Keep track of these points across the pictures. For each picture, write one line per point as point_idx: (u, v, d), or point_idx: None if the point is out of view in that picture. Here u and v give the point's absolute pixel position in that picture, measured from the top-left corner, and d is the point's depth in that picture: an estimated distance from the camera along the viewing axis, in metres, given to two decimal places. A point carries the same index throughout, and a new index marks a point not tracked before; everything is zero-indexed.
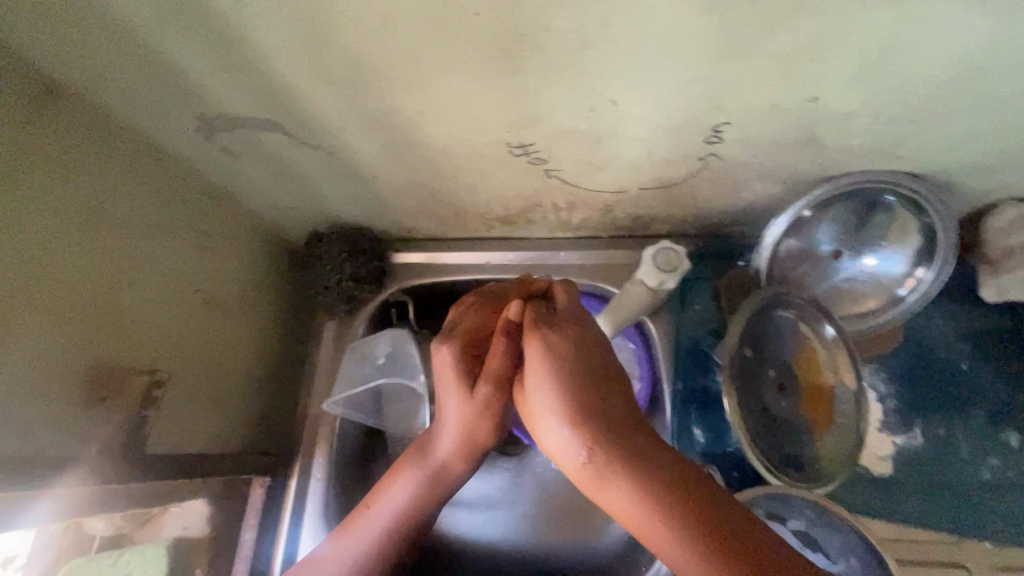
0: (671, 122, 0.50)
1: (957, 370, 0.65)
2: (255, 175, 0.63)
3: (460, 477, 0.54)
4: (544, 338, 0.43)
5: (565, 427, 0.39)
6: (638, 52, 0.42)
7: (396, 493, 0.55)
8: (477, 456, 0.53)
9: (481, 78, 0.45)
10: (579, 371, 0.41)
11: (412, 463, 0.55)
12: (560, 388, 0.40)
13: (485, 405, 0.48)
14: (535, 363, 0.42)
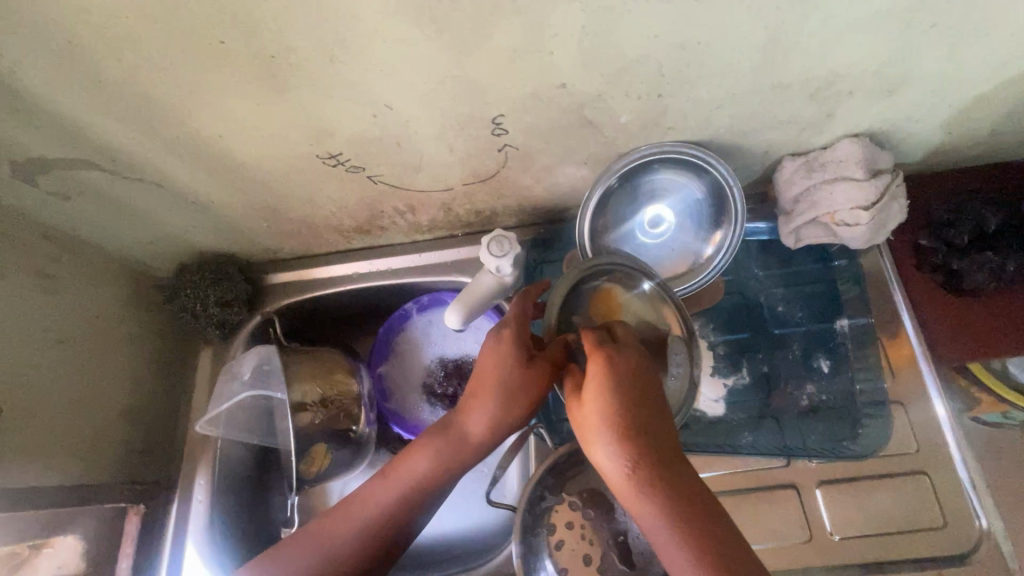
0: (451, 122, 0.56)
1: (774, 313, 0.73)
2: (96, 218, 0.66)
3: (474, 450, 0.59)
4: (606, 373, 0.47)
5: (615, 447, 0.45)
6: (387, 61, 0.47)
7: (411, 468, 0.59)
8: (496, 434, 0.59)
9: (261, 99, 0.50)
10: (636, 393, 0.47)
11: (433, 436, 0.60)
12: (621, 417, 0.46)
13: (525, 379, 0.55)
14: (599, 389, 0.47)
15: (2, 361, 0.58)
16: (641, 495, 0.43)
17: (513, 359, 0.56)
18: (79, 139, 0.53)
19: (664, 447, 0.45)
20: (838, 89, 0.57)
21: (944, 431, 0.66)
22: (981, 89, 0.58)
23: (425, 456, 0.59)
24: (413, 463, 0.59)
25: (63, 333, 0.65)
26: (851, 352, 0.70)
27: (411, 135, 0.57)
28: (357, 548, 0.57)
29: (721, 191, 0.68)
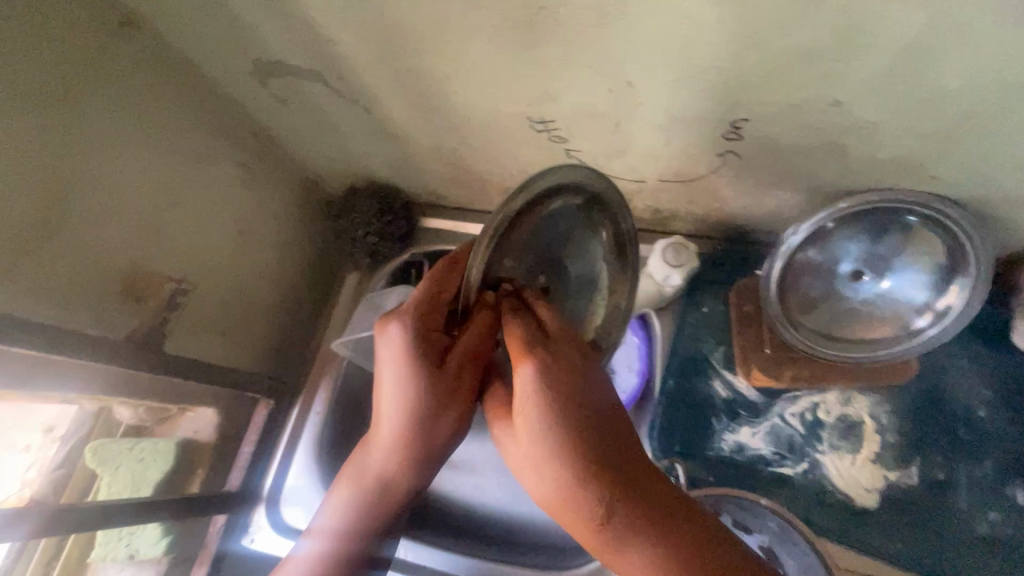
0: (686, 117, 0.51)
1: (971, 417, 0.61)
2: (297, 127, 0.69)
3: (404, 481, 0.49)
4: (531, 386, 0.38)
5: (553, 483, 0.36)
6: (656, 36, 0.42)
7: (334, 509, 0.51)
8: (428, 458, 0.48)
9: (504, 49, 0.47)
10: (578, 417, 0.38)
11: (353, 475, 0.50)
12: (539, 440, 0.37)
13: (448, 389, 0.45)
14: (525, 415, 0.38)
15: (197, 240, 0.62)
16: (630, 551, 0.35)
17: (410, 369, 0.44)
18: (317, 51, 0.53)
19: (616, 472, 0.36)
20: None
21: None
22: None
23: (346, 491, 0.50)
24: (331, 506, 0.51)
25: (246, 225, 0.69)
26: None
27: (635, 118, 0.53)
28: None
29: (960, 258, 0.56)
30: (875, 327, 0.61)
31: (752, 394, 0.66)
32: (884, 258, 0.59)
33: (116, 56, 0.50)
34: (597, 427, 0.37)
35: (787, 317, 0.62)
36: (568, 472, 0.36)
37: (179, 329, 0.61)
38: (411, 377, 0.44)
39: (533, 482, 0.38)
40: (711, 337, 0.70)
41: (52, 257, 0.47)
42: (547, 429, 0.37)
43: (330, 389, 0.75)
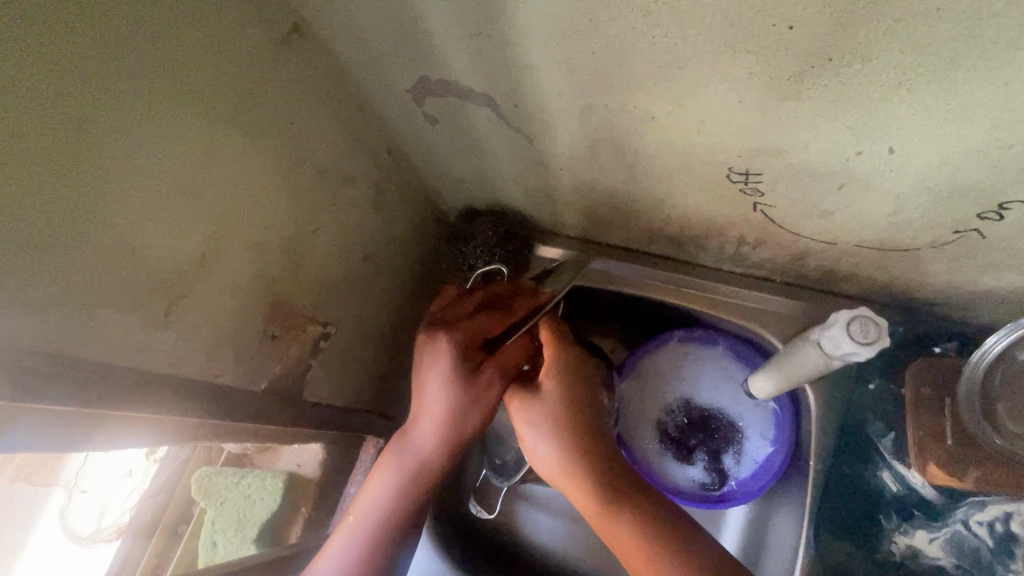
0: (940, 190, 0.42)
1: None
2: (435, 147, 0.62)
3: (437, 470, 0.56)
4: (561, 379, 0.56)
5: (561, 450, 0.53)
6: (969, 102, 0.34)
7: (374, 490, 0.57)
8: (454, 448, 0.56)
9: (745, 99, 0.40)
10: (580, 406, 0.55)
11: (391, 463, 0.57)
12: (559, 422, 0.54)
13: (480, 390, 0.54)
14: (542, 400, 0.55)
15: (328, 267, 0.57)
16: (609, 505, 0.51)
17: (450, 371, 0.54)
18: (500, 76, 0.46)
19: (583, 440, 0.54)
20: None
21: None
22: None
23: (384, 477, 0.56)
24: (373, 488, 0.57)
25: (372, 250, 0.64)
26: None
27: (869, 184, 0.45)
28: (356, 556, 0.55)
29: None
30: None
31: (932, 494, 0.58)
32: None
33: (280, 70, 0.45)
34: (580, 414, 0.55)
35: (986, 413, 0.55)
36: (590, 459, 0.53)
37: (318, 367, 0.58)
38: (462, 384, 0.54)
39: (542, 454, 0.54)
40: (877, 420, 0.62)
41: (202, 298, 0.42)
42: (576, 427, 0.54)
43: None
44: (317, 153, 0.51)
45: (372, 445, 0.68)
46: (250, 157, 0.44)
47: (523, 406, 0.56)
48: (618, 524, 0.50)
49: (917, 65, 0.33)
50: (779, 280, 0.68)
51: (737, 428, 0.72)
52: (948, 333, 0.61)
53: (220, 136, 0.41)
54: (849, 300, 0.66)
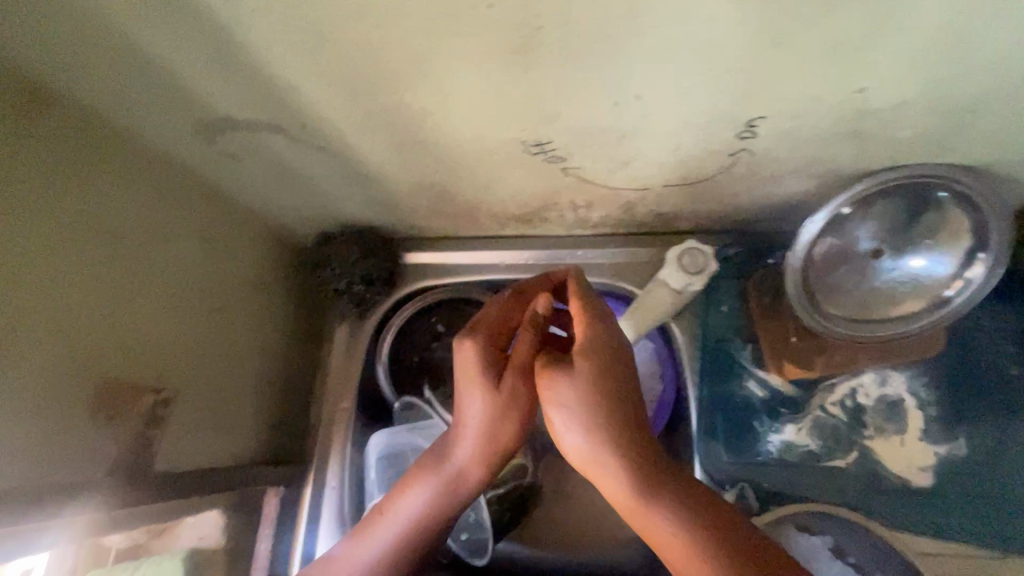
0: (698, 119, 0.47)
1: (1007, 376, 0.61)
2: (256, 181, 0.60)
3: (477, 482, 0.53)
4: (591, 348, 0.49)
5: (608, 458, 0.45)
6: (672, 41, 0.38)
7: (408, 504, 0.53)
8: (492, 457, 0.52)
9: (495, 74, 0.41)
10: (603, 380, 0.47)
11: (428, 471, 0.53)
12: (594, 406, 0.46)
13: (512, 397, 0.50)
14: (572, 379, 0.47)
15: (165, 330, 0.54)
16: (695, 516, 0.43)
17: (487, 376, 0.50)
18: (274, 101, 0.46)
19: (633, 449, 0.45)
20: None
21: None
22: None
23: (426, 491, 0.53)
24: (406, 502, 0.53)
25: (220, 301, 0.62)
26: None
27: (642, 129, 0.48)
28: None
29: (986, 232, 0.54)
30: (892, 319, 0.59)
31: (790, 390, 0.64)
32: (908, 247, 0.58)
33: (34, 138, 0.42)
34: (614, 415, 0.46)
35: (822, 304, 0.60)
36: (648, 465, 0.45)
37: (184, 432, 0.56)
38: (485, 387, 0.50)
39: (571, 442, 0.47)
40: (736, 336, 0.68)
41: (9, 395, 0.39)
42: (609, 411, 0.46)
43: (342, 458, 0.71)
44: (109, 214, 0.48)
45: (273, 496, 0.65)
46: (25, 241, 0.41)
47: (553, 385, 0.47)
48: (665, 518, 0.43)
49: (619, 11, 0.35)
50: (625, 231, 0.72)
51: None
52: (773, 243, 0.67)
53: None
54: (688, 236, 0.70)
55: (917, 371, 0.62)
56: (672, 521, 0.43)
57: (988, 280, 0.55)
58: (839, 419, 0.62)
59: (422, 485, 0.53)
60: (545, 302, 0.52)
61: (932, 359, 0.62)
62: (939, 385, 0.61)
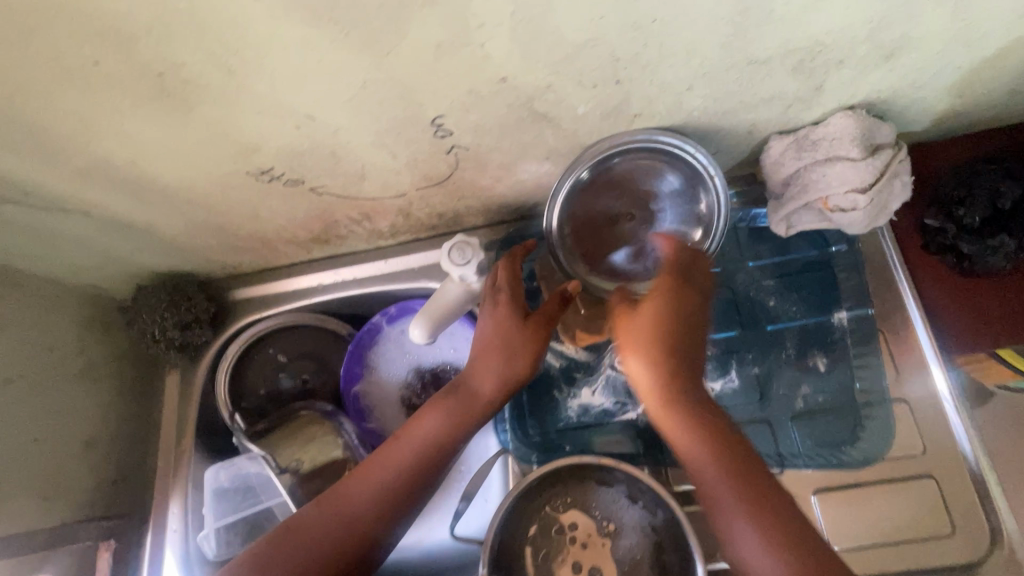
0: (390, 127, 0.51)
1: (764, 308, 0.67)
2: (31, 250, 0.62)
3: (490, 403, 0.61)
4: (664, 293, 0.54)
5: (671, 392, 0.51)
6: (297, 65, 0.41)
7: (425, 429, 0.59)
8: (507, 387, 0.61)
9: (166, 118, 0.44)
10: (688, 313, 0.54)
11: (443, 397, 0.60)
12: (667, 349, 0.52)
13: (535, 329, 0.61)
14: (653, 317, 0.53)
15: None
16: (729, 444, 0.50)
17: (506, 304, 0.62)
18: None
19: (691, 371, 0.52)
20: (815, 56, 0.50)
21: (948, 414, 0.61)
22: (965, 49, 0.52)
23: (436, 416, 0.59)
24: (424, 424, 0.59)
25: (13, 372, 0.62)
26: (839, 330, 0.65)
27: (345, 144, 0.52)
28: (358, 519, 0.55)
29: (700, 182, 0.62)
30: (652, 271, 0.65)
31: (584, 355, 0.68)
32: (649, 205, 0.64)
33: None
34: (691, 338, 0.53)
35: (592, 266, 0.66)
36: (687, 397, 0.52)
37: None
38: (506, 324, 0.61)
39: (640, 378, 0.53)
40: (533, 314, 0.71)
41: None
42: (682, 352, 0.52)
43: (183, 499, 0.72)
44: None
45: (105, 551, 0.66)
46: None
47: (643, 333, 0.53)
48: (702, 447, 0.50)
49: (230, 47, 0.39)
50: (425, 235, 0.76)
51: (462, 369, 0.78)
52: None
53: None
54: (480, 229, 0.75)
55: None
56: (705, 445, 0.50)
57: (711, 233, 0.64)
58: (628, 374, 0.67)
59: (439, 419, 0.59)
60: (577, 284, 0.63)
61: None
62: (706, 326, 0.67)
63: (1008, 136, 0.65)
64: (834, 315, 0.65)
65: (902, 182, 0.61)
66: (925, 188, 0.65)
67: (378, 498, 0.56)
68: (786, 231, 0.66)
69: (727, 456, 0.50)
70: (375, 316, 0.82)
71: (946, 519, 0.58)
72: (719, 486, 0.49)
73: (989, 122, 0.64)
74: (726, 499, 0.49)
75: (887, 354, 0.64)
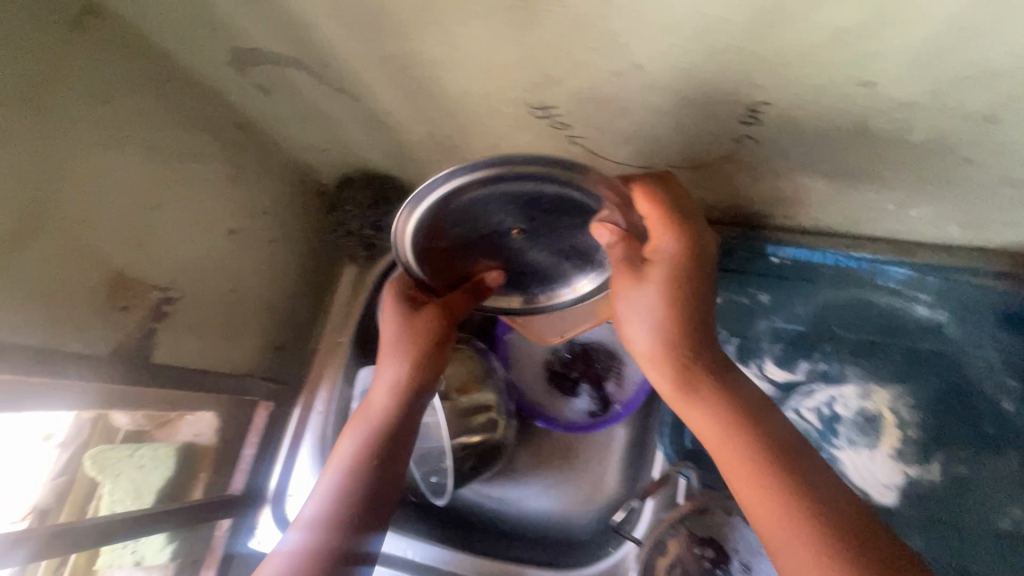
0: (700, 100, 0.47)
1: (996, 410, 0.59)
2: (284, 117, 0.65)
3: (385, 408, 0.59)
4: (671, 254, 0.48)
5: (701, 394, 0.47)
6: (672, 13, 0.38)
7: (342, 447, 0.59)
8: (404, 396, 0.59)
9: (500, 32, 0.43)
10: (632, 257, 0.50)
11: (354, 421, 0.60)
12: (664, 308, 0.47)
13: (418, 331, 0.58)
14: (643, 288, 0.47)
15: (184, 240, 0.60)
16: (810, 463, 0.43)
17: (395, 304, 0.59)
18: (297, 37, 0.49)
19: (699, 320, 0.48)
20: None
21: None
22: None
23: (354, 437, 0.59)
24: (342, 444, 0.59)
25: (236, 223, 0.67)
26: None
27: (645, 104, 0.49)
28: (333, 538, 0.55)
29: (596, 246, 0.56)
30: (519, 292, 0.64)
31: (768, 389, 0.64)
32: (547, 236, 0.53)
33: (85, 49, 0.47)
34: (699, 317, 0.48)
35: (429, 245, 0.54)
36: (689, 370, 0.47)
37: (182, 336, 0.60)
38: (409, 327, 0.59)
39: (638, 333, 0.49)
40: (723, 329, 0.67)
41: (43, 267, 0.46)
42: (682, 319, 0.47)
43: (332, 384, 0.75)
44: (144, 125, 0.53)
45: (263, 409, 0.71)
46: (70, 134, 0.47)
47: (631, 296, 0.48)
48: (769, 476, 0.42)
49: None
50: None
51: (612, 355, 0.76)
52: (779, 242, 0.67)
53: (20, 121, 0.43)
54: None
55: (902, 390, 0.61)
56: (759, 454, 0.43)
57: None
58: (811, 425, 0.62)
59: (372, 433, 0.59)
60: (496, 277, 0.60)
61: (917, 381, 0.61)
62: (917, 406, 0.60)
63: None
64: None
65: None
66: None
67: (338, 510, 0.56)
68: None
69: (766, 484, 0.42)
70: None
71: None
72: (779, 505, 0.41)
73: None
74: (770, 515, 0.41)
75: None
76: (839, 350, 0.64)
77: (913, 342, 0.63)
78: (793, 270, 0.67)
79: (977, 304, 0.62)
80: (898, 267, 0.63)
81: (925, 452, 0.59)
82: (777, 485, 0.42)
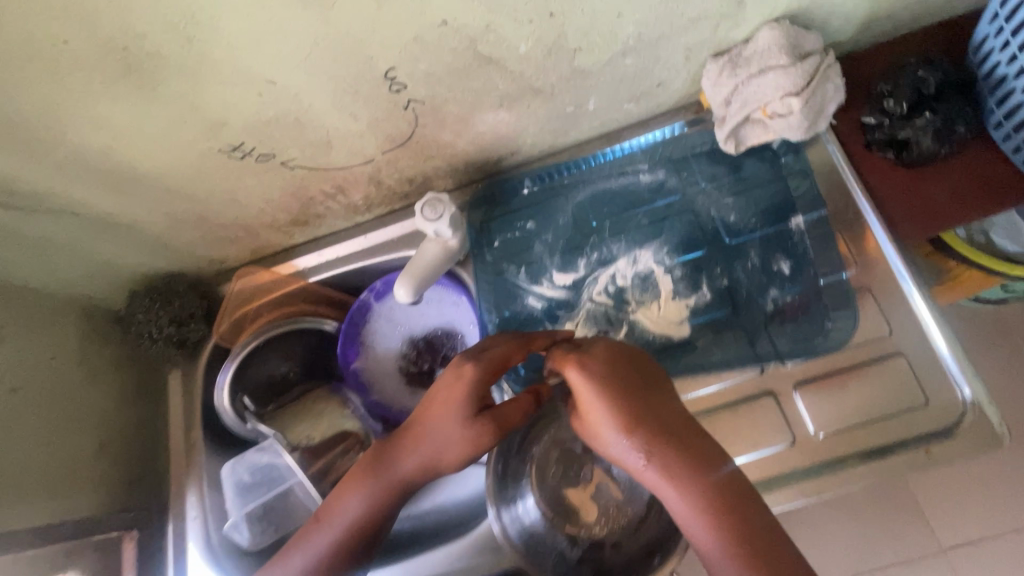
0: (345, 86, 0.54)
1: (723, 223, 0.71)
2: (22, 263, 0.65)
3: (413, 487, 0.59)
4: (585, 385, 0.54)
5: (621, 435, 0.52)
6: (248, 25, 0.44)
7: (351, 503, 0.58)
8: (431, 471, 0.58)
9: (131, 100, 0.48)
10: (634, 381, 0.54)
11: (362, 477, 0.58)
12: (612, 397, 0.53)
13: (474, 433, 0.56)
14: (585, 389, 0.54)
15: None
16: (701, 492, 0.50)
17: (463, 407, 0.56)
18: None
19: (657, 399, 0.54)
20: None
21: (915, 306, 0.64)
22: None
23: (359, 496, 0.58)
24: (348, 502, 0.58)
25: (17, 380, 0.65)
26: (799, 235, 0.69)
27: (307, 108, 0.55)
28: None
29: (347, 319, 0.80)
30: (259, 383, 0.79)
31: (561, 294, 0.72)
32: (271, 348, 0.80)
33: None
34: (638, 416, 0.53)
35: (241, 382, 0.78)
36: (631, 414, 0.52)
37: None
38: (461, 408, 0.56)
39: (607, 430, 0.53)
40: (511, 264, 0.75)
41: None
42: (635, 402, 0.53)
43: (199, 488, 0.74)
44: None
45: (129, 541, 0.69)
46: None
47: (578, 376, 0.54)
48: (683, 496, 0.50)
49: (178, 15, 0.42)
50: (402, 206, 0.79)
51: (447, 332, 0.80)
52: (521, 176, 0.76)
53: None
54: (452, 192, 0.78)
55: (655, 244, 0.72)
56: (699, 517, 0.50)
57: (444, 214, 0.68)
58: (604, 302, 0.70)
59: (374, 490, 0.58)
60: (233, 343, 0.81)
61: (665, 230, 0.72)
62: (673, 250, 0.71)
63: (935, 44, 0.69)
64: (792, 221, 0.69)
65: (837, 86, 0.65)
66: (879, 85, 0.66)
67: (332, 558, 0.57)
68: (740, 144, 0.70)
69: (695, 496, 0.50)
70: (360, 306, 0.81)
71: (913, 401, 0.61)
72: (713, 547, 0.49)
73: (918, 12, 0.67)
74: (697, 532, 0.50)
75: (846, 248, 0.68)
76: (603, 238, 0.73)
77: (652, 204, 0.74)
78: (542, 194, 0.77)
79: (677, 154, 0.75)
80: (611, 153, 0.74)
81: (691, 280, 0.69)
82: (696, 500, 0.50)
